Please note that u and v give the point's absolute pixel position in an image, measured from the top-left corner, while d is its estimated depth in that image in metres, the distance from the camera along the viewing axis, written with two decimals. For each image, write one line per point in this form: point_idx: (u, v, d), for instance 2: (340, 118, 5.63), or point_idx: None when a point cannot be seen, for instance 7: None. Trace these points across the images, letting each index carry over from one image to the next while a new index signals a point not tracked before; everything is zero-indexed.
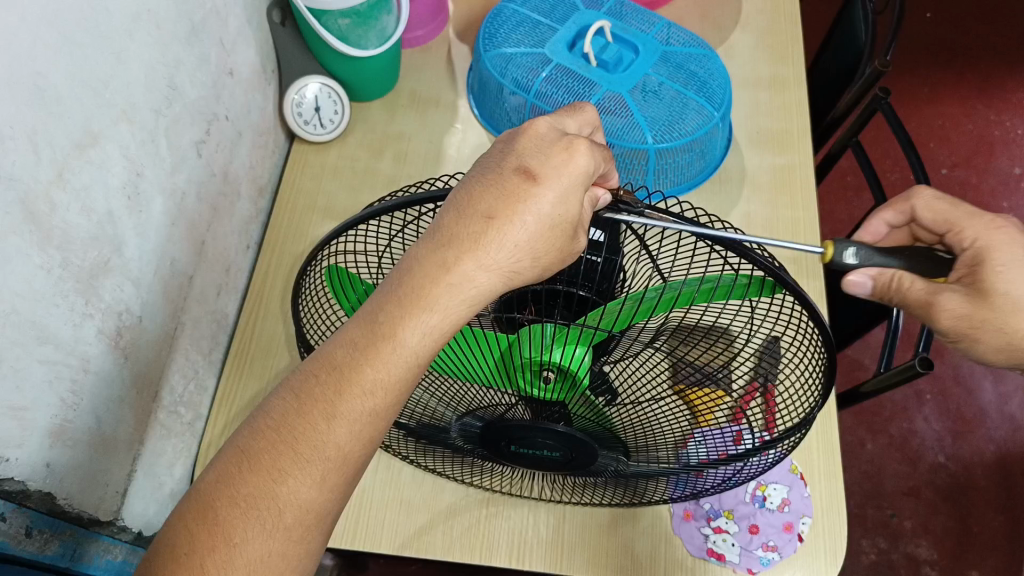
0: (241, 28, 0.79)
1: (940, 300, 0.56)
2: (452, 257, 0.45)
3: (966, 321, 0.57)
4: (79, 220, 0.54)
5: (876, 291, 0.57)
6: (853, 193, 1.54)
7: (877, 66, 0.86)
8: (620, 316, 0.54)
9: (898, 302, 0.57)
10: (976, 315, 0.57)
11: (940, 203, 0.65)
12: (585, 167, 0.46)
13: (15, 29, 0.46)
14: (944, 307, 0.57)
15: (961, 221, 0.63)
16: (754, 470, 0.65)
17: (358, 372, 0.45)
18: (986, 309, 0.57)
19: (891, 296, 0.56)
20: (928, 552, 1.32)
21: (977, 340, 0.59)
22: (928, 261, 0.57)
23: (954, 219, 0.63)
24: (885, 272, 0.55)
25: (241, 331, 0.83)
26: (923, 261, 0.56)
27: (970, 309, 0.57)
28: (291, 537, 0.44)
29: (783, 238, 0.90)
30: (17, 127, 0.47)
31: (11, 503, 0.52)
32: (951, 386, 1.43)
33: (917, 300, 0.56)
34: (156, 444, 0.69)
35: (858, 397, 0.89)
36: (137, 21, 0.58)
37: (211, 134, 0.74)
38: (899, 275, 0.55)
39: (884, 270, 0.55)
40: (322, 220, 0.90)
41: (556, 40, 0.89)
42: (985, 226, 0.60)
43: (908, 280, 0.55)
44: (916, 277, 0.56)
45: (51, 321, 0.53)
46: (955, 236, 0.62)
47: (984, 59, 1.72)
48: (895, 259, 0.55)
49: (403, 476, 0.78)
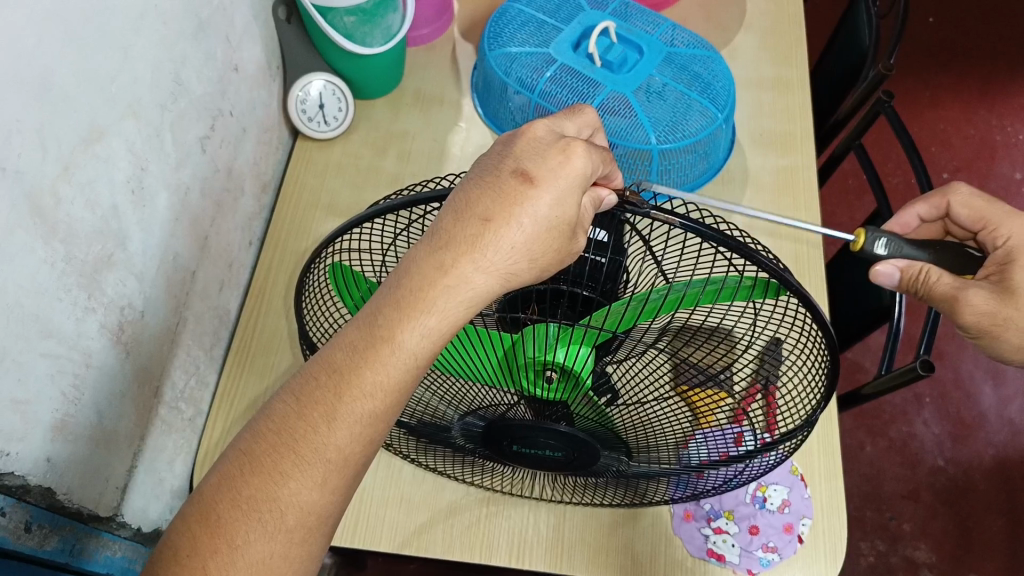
0: (246, 25, 0.79)
1: (967, 295, 0.59)
2: (449, 260, 0.45)
3: (990, 318, 0.60)
4: (83, 214, 0.54)
5: (902, 281, 0.61)
6: (854, 196, 1.54)
7: (881, 69, 0.87)
8: (626, 315, 0.54)
9: (922, 294, 0.60)
10: (1000, 312, 0.59)
11: (977, 200, 0.68)
12: (582, 170, 0.46)
13: (23, 24, 0.46)
14: (970, 303, 0.59)
15: (997, 219, 0.66)
16: (756, 471, 0.65)
17: (358, 375, 0.45)
18: (1010, 307, 0.59)
19: (917, 287, 0.60)
20: (926, 555, 1.32)
21: (999, 337, 0.62)
22: (953, 256, 0.60)
23: (991, 217, 0.67)
24: (914, 263, 0.59)
25: (243, 328, 0.83)
26: (948, 257, 0.60)
27: (995, 307, 0.59)
28: (293, 540, 0.44)
29: (784, 240, 0.90)
30: (24, 122, 0.47)
31: (11, 498, 0.51)
32: (951, 390, 1.43)
33: (943, 294, 0.59)
34: (157, 440, 0.69)
35: (859, 399, 0.89)
36: (143, 16, 0.59)
37: (216, 130, 0.74)
38: (928, 268, 0.58)
39: (913, 262, 0.59)
40: (325, 218, 0.90)
41: (561, 40, 0.90)
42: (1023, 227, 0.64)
43: (936, 274, 0.58)
44: (944, 272, 0.59)
45: (54, 315, 0.53)
46: (990, 234, 0.66)
47: (986, 63, 1.73)
48: (924, 252, 0.59)
49: (404, 474, 0.78)
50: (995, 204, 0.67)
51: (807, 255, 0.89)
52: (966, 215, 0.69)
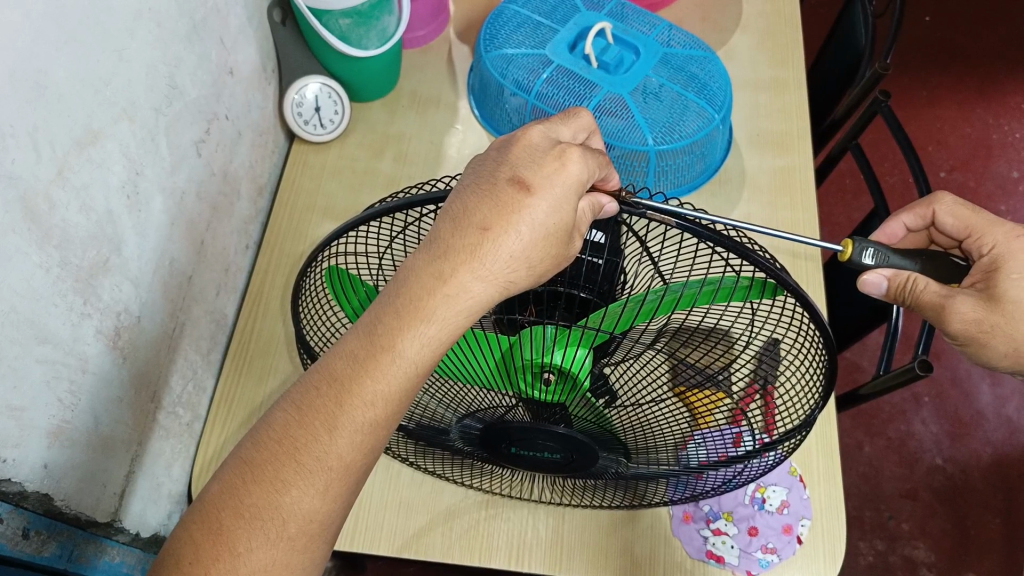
0: (241, 27, 0.79)
1: (954, 303, 0.59)
2: (448, 269, 0.45)
3: (977, 325, 0.60)
4: (78, 219, 0.54)
5: (890, 290, 0.61)
6: (851, 196, 1.54)
7: (877, 69, 0.86)
8: (622, 317, 0.54)
9: (910, 302, 0.60)
10: (987, 319, 0.60)
11: (963, 210, 0.68)
12: (578, 175, 0.46)
13: (17, 27, 0.46)
14: (957, 310, 0.59)
15: (981, 229, 0.66)
16: (755, 472, 0.65)
17: (358, 384, 0.44)
18: (997, 315, 0.60)
19: (904, 296, 0.60)
20: (925, 554, 1.32)
21: (986, 345, 0.62)
22: (939, 265, 0.60)
23: (976, 226, 0.67)
24: (901, 273, 0.59)
25: (240, 331, 0.83)
26: (934, 265, 0.59)
27: (982, 314, 0.60)
28: (295, 547, 0.44)
29: (782, 241, 0.90)
30: (18, 125, 0.47)
31: (8, 504, 0.51)
32: (948, 389, 1.43)
33: (930, 302, 0.59)
34: (154, 445, 0.69)
35: (857, 400, 0.88)
36: (138, 19, 0.58)
37: (211, 134, 0.74)
38: (915, 277, 0.59)
39: (900, 271, 0.59)
40: (321, 220, 0.89)
41: (556, 41, 0.89)
42: (1006, 234, 0.64)
43: (923, 282, 0.59)
44: (931, 281, 0.59)
45: (49, 320, 0.52)
46: (975, 241, 0.67)
47: (982, 63, 1.73)
48: (911, 261, 0.58)
49: (402, 478, 0.77)
50: (980, 214, 0.67)
51: (805, 256, 0.89)
52: (951, 224, 0.69)
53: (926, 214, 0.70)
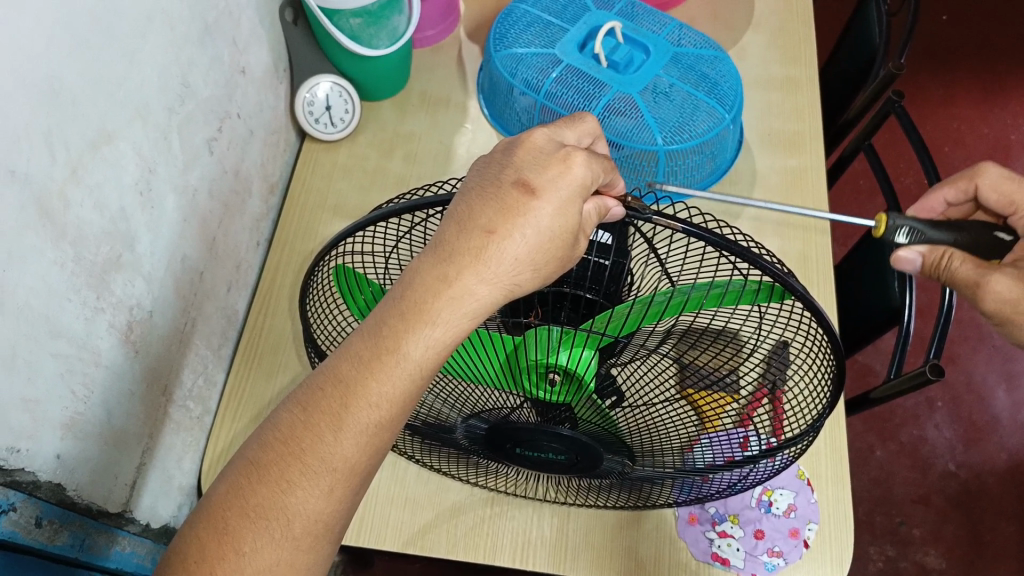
0: (253, 28, 0.79)
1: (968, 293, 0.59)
2: (453, 271, 0.45)
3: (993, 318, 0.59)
4: (92, 216, 0.55)
5: (924, 267, 0.60)
6: (865, 198, 1.52)
7: (891, 69, 0.85)
8: (628, 319, 0.54)
9: (945, 280, 0.59)
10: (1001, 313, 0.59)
11: (1007, 183, 0.67)
12: (582, 178, 0.47)
13: (30, 29, 0.46)
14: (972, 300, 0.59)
15: None
16: (761, 476, 0.65)
17: (364, 386, 0.45)
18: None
19: (939, 273, 0.59)
20: (937, 560, 1.30)
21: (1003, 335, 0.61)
22: (981, 237, 0.59)
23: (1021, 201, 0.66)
24: (936, 248, 0.58)
25: (251, 328, 0.84)
26: (975, 239, 0.58)
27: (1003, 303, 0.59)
28: (300, 547, 0.44)
29: (794, 243, 0.89)
30: (32, 126, 0.47)
31: (21, 493, 0.51)
32: (963, 394, 1.41)
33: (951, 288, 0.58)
34: (166, 440, 0.70)
35: (868, 403, 0.87)
36: (150, 21, 0.59)
37: (223, 133, 0.75)
38: (950, 253, 0.58)
39: (935, 247, 0.58)
40: (332, 219, 0.90)
41: (566, 41, 0.89)
42: None
43: (958, 259, 0.57)
44: (967, 258, 0.58)
45: (63, 315, 0.53)
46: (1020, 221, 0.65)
47: (1001, 63, 1.71)
48: (947, 234, 0.58)
49: (409, 475, 0.78)
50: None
51: (815, 259, 0.88)
52: (994, 200, 0.67)
53: (968, 187, 0.68)
